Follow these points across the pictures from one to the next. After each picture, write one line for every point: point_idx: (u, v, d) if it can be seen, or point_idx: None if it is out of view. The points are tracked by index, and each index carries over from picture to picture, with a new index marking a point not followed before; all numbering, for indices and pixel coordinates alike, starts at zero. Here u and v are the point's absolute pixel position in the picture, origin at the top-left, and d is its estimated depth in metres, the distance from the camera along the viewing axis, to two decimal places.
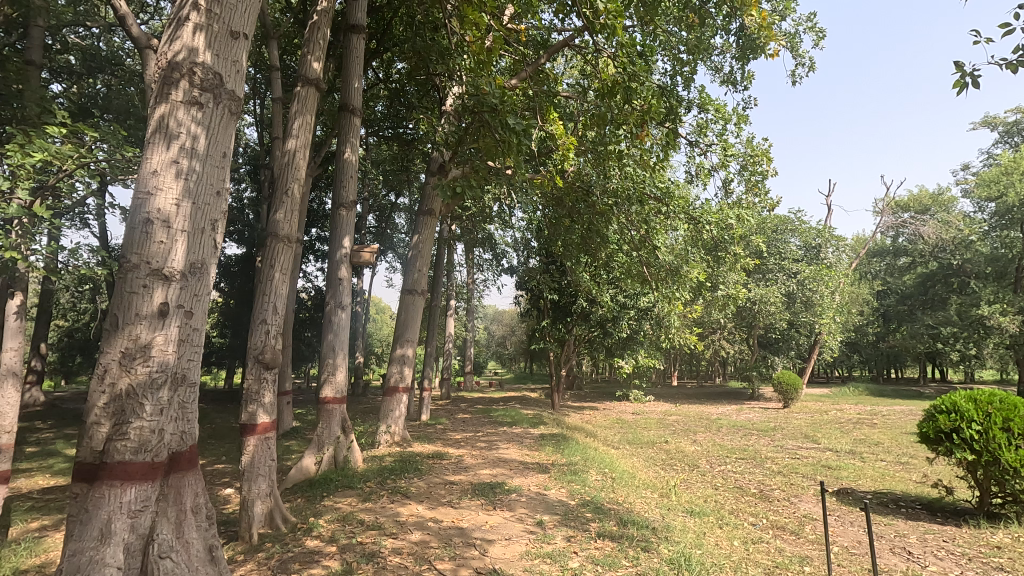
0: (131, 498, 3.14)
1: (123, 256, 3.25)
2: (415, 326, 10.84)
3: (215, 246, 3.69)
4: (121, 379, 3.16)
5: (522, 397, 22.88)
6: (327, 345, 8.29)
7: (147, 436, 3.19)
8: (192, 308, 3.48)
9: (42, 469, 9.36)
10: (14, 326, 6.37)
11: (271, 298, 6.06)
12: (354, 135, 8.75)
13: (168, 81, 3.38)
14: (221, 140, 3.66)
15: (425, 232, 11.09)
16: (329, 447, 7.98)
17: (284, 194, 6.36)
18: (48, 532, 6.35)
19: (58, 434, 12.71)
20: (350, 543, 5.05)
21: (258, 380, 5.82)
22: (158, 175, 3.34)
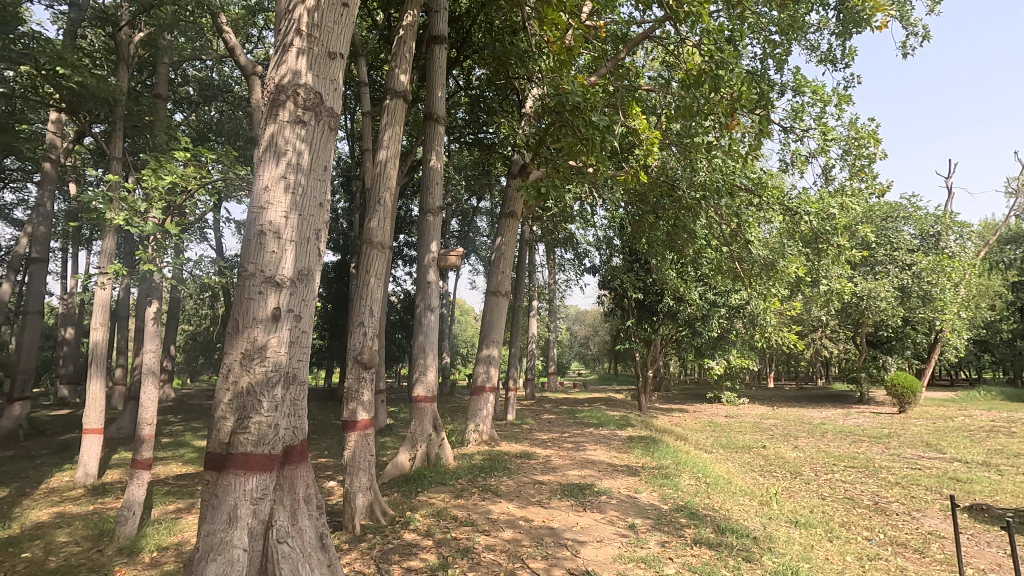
0: (253, 486, 3.44)
1: (242, 266, 3.58)
2: (500, 327, 11.02)
3: (320, 254, 3.95)
4: (242, 378, 3.47)
5: (607, 399, 22.53)
6: (418, 347, 8.61)
7: (264, 430, 3.47)
8: (301, 312, 3.75)
9: (175, 458, 10.47)
10: (152, 331, 7.19)
11: (368, 303, 6.41)
12: (439, 143, 9.05)
13: (277, 104, 3.69)
14: (323, 155, 3.92)
15: (508, 235, 11.24)
16: (422, 444, 8.29)
17: (376, 203, 6.70)
18: (182, 514, 7.09)
19: (186, 427, 14.18)
20: (446, 538, 5.22)
21: (357, 380, 6.16)
22: (269, 191, 3.64)
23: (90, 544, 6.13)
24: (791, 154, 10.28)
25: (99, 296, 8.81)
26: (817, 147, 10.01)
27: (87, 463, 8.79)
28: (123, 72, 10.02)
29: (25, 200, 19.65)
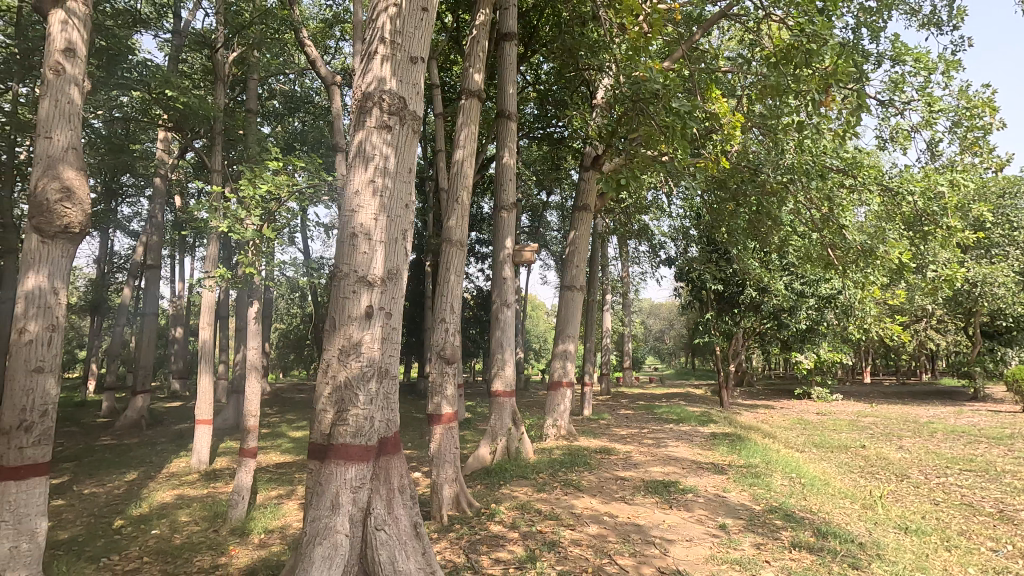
0: (352, 475, 3.63)
1: (336, 266, 3.77)
2: (575, 321, 10.96)
3: (406, 254, 4.09)
4: (340, 372, 3.66)
5: (686, 394, 21.87)
6: (495, 342, 8.72)
7: (361, 422, 3.64)
8: (392, 309, 3.90)
9: (274, 447, 11.25)
10: (254, 329, 7.76)
11: (449, 299, 6.58)
12: (512, 139, 9.10)
13: (364, 110, 3.86)
14: (408, 157, 4.05)
15: (582, 228, 11.13)
16: (502, 438, 8.40)
17: (454, 202, 6.84)
18: (284, 499, 7.63)
19: (282, 419, 15.18)
20: (531, 531, 5.28)
21: (441, 375, 6.35)
22: (359, 194, 3.81)
23: (207, 524, 6.72)
24: (890, 130, 9.45)
25: (206, 298, 9.58)
26: (922, 120, 9.15)
27: (200, 450, 9.62)
28: (222, 91, 10.83)
29: (140, 212, 21.77)
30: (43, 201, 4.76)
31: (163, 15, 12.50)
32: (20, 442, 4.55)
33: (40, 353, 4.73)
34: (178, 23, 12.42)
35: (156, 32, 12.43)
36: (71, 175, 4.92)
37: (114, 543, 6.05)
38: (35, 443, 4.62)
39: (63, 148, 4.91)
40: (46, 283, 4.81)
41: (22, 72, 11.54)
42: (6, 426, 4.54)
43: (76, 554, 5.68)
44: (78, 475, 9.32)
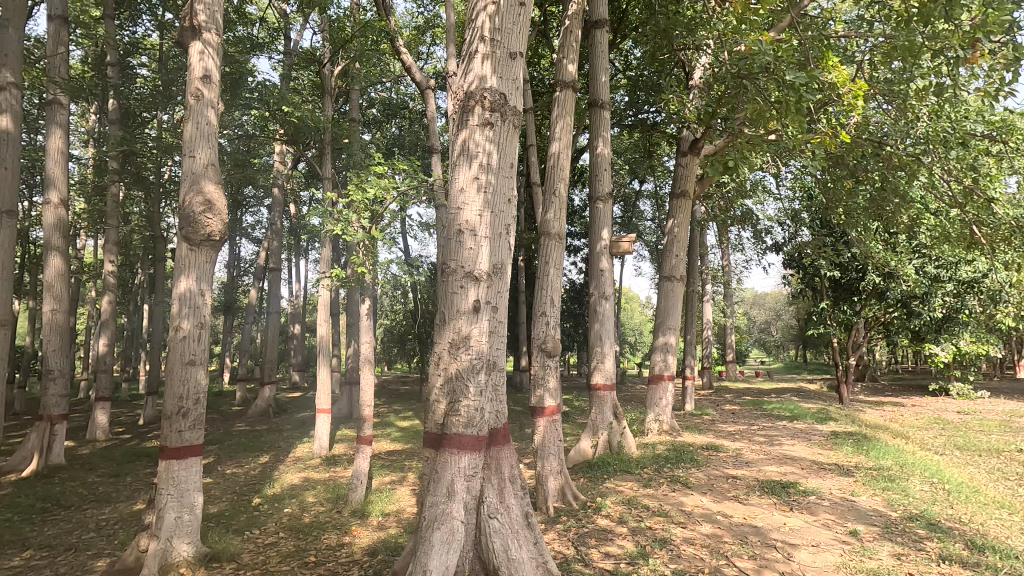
0: (465, 464, 3.73)
1: (444, 263, 3.90)
2: (677, 312, 10.57)
3: (510, 249, 4.16)
4: (451, 364, 3.78)
5: (799, 390, 20.36)
6: (594, 335, 8.63)
7: (472, 413, 3.74)
8: (498, 303, 3.98)
9: (384, 436, 11.95)
10: (366, 324, 8.26)
11: (549, 292, 6.61)
12: (606, 128, 8.93)
13: (466, 109, 3.95)
14: (509, 152, 4.10)
15: (681, 216, 10.67)
16: (604, 432, 8.32)
17: (551, 194, 6.85)
18: (397, 485, 8.09)
19: (390, 409, 16.09)
20: (640, 527, 5.19)
21: (542, 367, 6.41)
22: (464, 191, 3.91)
23: (332, 505, 7.29)
24: None
25: (321, 297, 10.35)
26: None
27: (321, 437, 10.43)
28: (329, 103, 11.61)
29: (261, 221, 23.97)
30: (191, 213, 5.37)
31: (275, 38, 13.62)
32: (179, 426, 5.18)
33: (192, 348, 5.35)
34: (289, 44, 13.46)
35: (270, 54, 13.56)
36: (211, 189, 5.50)
37: (255, 518, 6.74)
38: (191, 427, 5.24)
39: (204, 164, 5.50)
40: (196, 286, 5.42)
41: (164, 101, 13.08)
42: (168, 411, 5.19)
43: (226, 526, 6.40)
44: (222, 457, 10.48)
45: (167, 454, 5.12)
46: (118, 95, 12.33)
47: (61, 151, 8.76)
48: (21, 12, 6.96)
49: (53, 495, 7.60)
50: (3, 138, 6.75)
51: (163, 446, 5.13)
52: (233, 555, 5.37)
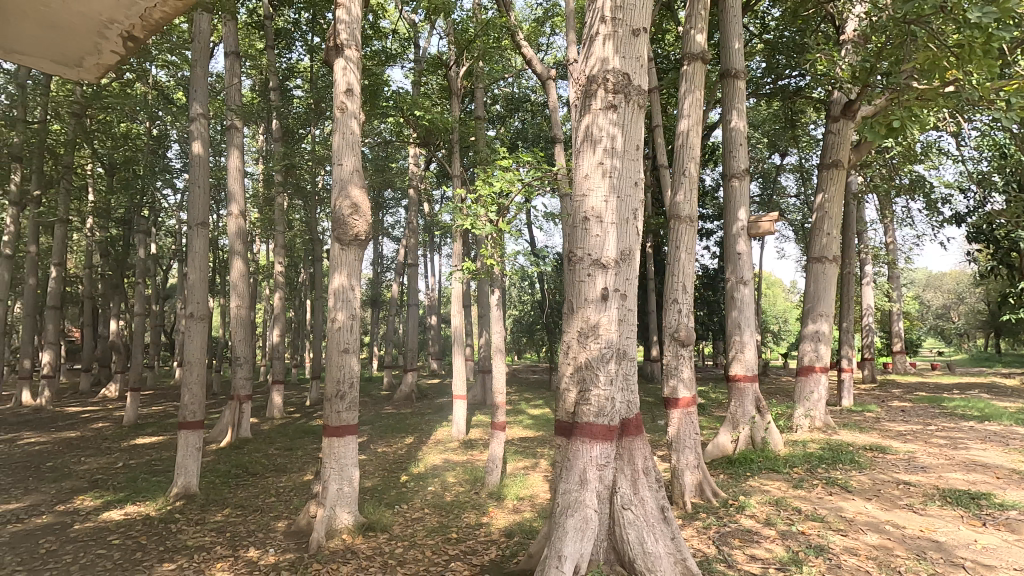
0: (598, 453, 3.69)
1: (571, 252, 3.89)
2: (829, 297, 9.51)
3: (638, 234, 4.03)
4: (580, 354, 3.76)
5: (990, 386, 17.29)
6: (731, 324, 8.07)
7: (604, 402, 3.67)
8: (627, 291, 3.88)
9: (516, 423, 12.32)
10: (496, 315, 8.52)
11: (680, 278, 6.32)
12: (741, 99, 8.27)
13: (589, 94, 3.88)
14: (635, 134, 3.96)
15: (833, 189, 9.54)
16: (745, 427, 7.72)
17: (681, 175, 6.51)
18: (530, 471, 8.29)
19: (521, 397, 16.55)
20: (791, 531, 4.77)
21: (676, 358, 6.15)
22: (589, 177, 3.85)
23: (470, 486, 7.68)
24: None
25: (455, 289, 10.89)
26: None
27: (459, 422, 11.01)
28: (457, 104, 12.14)
29: (400, 220, 25.88)
30: (340, 216, 5.94)
31: (407, 48, 14.54)
32: (338, 407, 5.78)
33: (346, 337, 5.95)
34: (418, 52, 14.31)
35: (402, 63, 14.51)
36: (356, 194, 6.02)
37: (404, 494, 7.33)
38: (347, 408, 5.82)
39: (350, 171, 6.04)
40: (347, 281, 6.00)
41: (316, 117, 14.63)
42: (329, 394, 5.82)
43: (379, 499, 7.05)
44: (374, 437, 11.54)
45: (329, 432, 5.75)
46: (280, 116, 14.05)
47: (238, 169, 10.18)
48: (205, 52, 8.18)
49: (243, 463, 8.94)
50: (195, 161, 8.00)
51: (326, 425, 5.76)
52: (386, 526, 5.90)
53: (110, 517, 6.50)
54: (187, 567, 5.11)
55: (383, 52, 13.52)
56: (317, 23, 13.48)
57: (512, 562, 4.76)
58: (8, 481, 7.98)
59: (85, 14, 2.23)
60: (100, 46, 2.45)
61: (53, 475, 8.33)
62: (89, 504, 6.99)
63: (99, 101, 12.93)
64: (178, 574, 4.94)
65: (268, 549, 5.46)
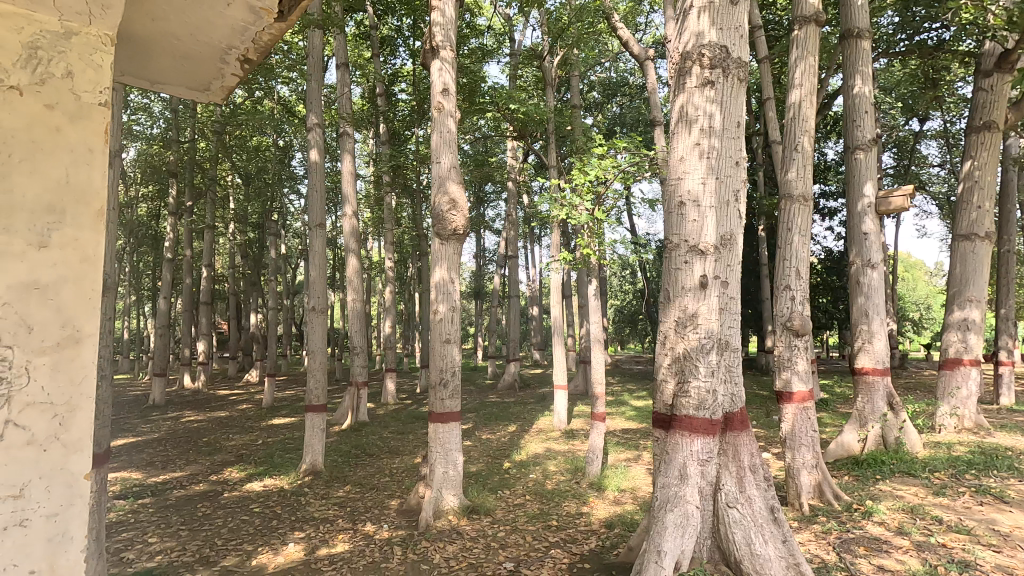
0: (699, 448, 3.53)
1: (667, 238, 3.76)
2: (980, 279, 8.33)
3: (741, 217, 3.80)
4: (678, 344, 3.61)
5: None
6: (857, 311, 7.34)
7: (704, 395, 3.51)
8: (728, 277, 3.66)
9: (619, 414, 12.13)
10: (594, 305, 8.42)
11: (794, 263, 5.85)
12: (865, 61, 7.46)
13: (683, 73, 3.71)
14: (736, 110, 3.71)
15: (984, 155, 8.30)
16: (874, 425, 6.95)
17: (793, 151, 6.01)
18: (632, 463, 8.14)
19: (624, 389, 16.23)
20: (929, 543, 4.27)
21: (789, 348, 5.71)
22: (684, 160, 3.69)
23: (571, 475, 7.70)
24: None
25: (554, 280, 10.90)
26: None
27: (560, 411, 11.07)
28: (552, 94, 12.07)
29: (501, 213, 26.36)
30: (440, 212, 6.19)
31: (502, 42, 14.70)
32: (442, 394, 6.08)
33: (448, 328, 6.22)
34: (513, 45, 14.41)
35: (498, 58, 14.71)
36: (454, 189, 6.23)
37: (507, 480, 7.53)
38: (450, 395, 6.09)
39: (448, 168, 6.27)
40: (448, 275, 6.26)
41: (419, 118, 15.29)
42: (434, 382, 6.13)
43: (483, 484, 7.31)
44: (479, 424, 11.96)
45: (435, 418, 6.05)
46: (387, 120, 14.89)
47: (351, 173, 10.94)
48: (319, 66, 8.87)
49: (361, 445, 9.68)
50: (313, 167, 8.72)
51: (432, 411, 6.09)
52: (489, 510, 6.10)
53: (252, 487, 7.37)
54: (314, 536, 5.66)
55: (480, 49, 13.81)
56: (418, 27, 14.05)
57: (611, 554, 4.72)
58: (174, 453, 9.32)
59: (209, 44, 2.53)
60: (223, 69, 2.76)
61: (208, 449, 9.60)
62: (235, 475, 7.97)
63: (234, 118, 14.50)
64: (306, 543, 5.48)
65: (383, 525, 5.89)
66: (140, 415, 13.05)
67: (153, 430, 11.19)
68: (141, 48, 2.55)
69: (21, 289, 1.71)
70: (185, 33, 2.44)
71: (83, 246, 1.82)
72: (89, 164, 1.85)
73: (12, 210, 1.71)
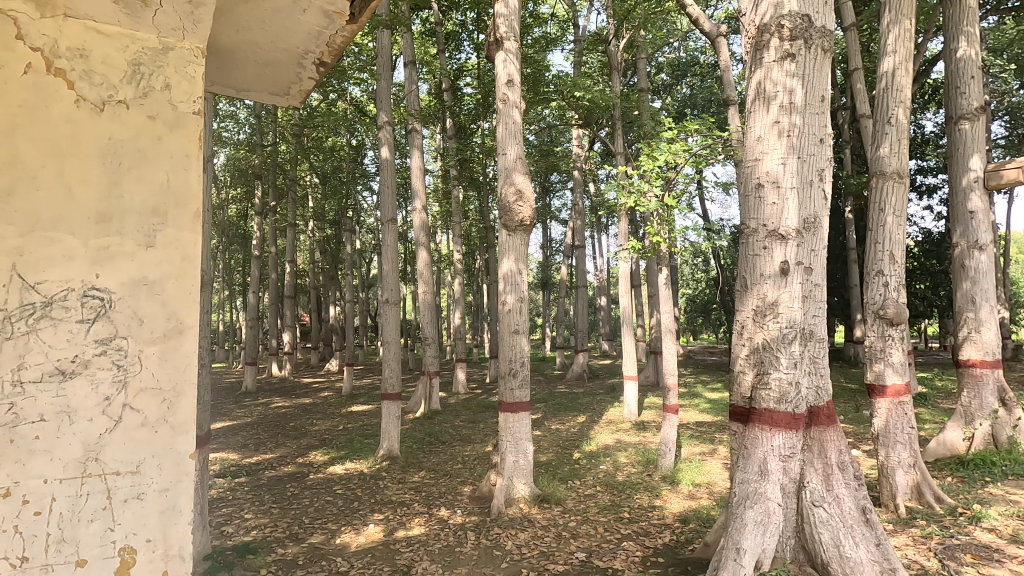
0: (781, 443, 3.34)
1: (743, 223, 3.58)
2: None
3: (826, 198, 3.56)
4: (757, 334, 3.43)
5: None
6: (962, 298, 6.71)
7: (785, 388, 3.31)
8: (812, 263, 3.45)
9: (692, 406, 11.77)
10: (665, 294, 8.17)
11: (887, 246, 5.41)
12: (971, 20, 6.74)
13: (760, 46, 3.50)
14: (820, 83, 3.47)
15: None
16: (983, 422, 6.32)
17: (886, 124, 5.54)
18: (707, 457, 7.89)
19: (697, 380, 15.71)
20: None
21: (882, 338, 5.30)
22: (762, 140, 3.49)
23: (643, 467, 7.57)
24: None
25: (622, 269, 10.68)
26: None
27: (630, 403, 10.89)
28: (617, 79, 11.76)
29: (567, 203, 26.16)
30: (507, 203, 6.20)
31: (566, 29, 14.50)
32: (511, 384, 6.14)
33: (516, 319, 6.28)
34: (578, 32, 14.16)
35: (562, 46, 14.53)
36: (520, 180, 6.23)
37: (577, 470, 7.53)
38: (520, 385, 6.14)
39: (514, 159, 6.28)
40: (515, 266, 6.29)
41: (484, 111, 15.39)
42: (503, 372, 6.21)
43: (554, 473, 7.34)
44: (548, 414, 12.01)
45: (505, 408, 6.12)
46: (453, 115, 15.12)
47: (420, 168, 11.19)
48: (387, 65, 9.13)
49: (434, 432, 9.99)
50: (384, 164, 9.00)
51: (501, 401, 6.16)
52: (560, 499, 6.12)
53: (334, 471, 7.80)
54: (392, 518, 5.92)
55: (543, 38, 13.72)
56: (481, 21, 14.14)
57: (687, 549, 4.61)
58: (265, 436, 10.03)
59: (288, 50, 2.66)
60: (300, 74, 2.90)
61: (294, 433, 10.25)
62: (320, 458, 8.46)
63: (311, 121, 15.25)
64: (385, 524, 5.74)
65: (457, 510, 6.06)
66: (235, 401, 14.12)
67: (247, 415, 12.09)
68: (229, 58, 2.72)
69: (131, 286, 1.90)
70: (266, 41, 2.58)
71: (185, 245, 1.98)
72: (186, 168, 2.01)
73: (124, 214, 1.89)
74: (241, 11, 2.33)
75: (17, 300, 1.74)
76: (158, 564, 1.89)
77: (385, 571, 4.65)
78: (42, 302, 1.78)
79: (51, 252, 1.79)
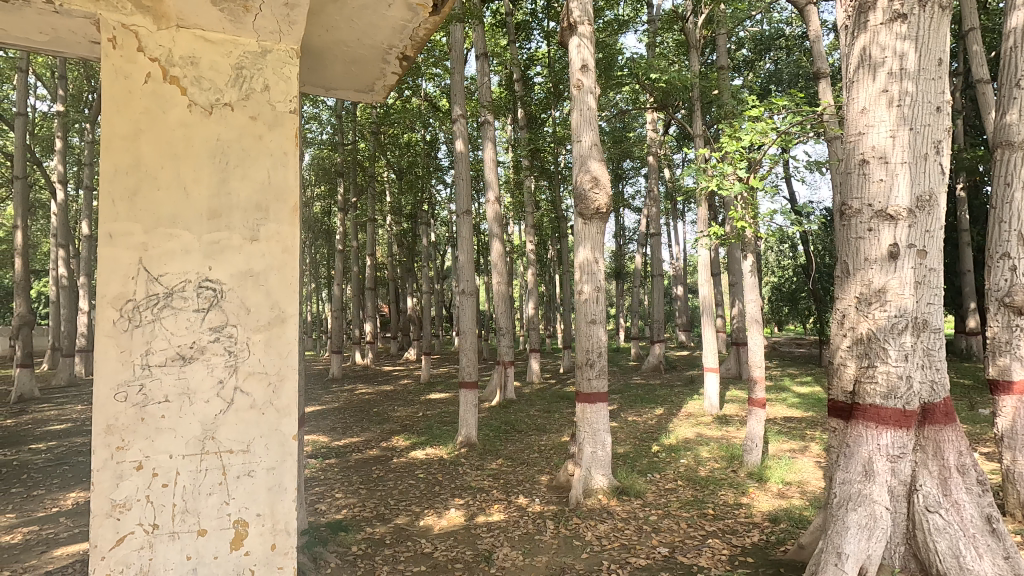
0: (888, 442, 3.07)
1: (844, 203, 3.31)
2: None
3: (944, 173, 3.20)
4: (861, 324, 3.17)
5: None
6: None
7: (894, 382, 3.02)
8: (926, 246, 3.12)
9: (780, 401, 11.09)
10: (750, 282, 7.68)
11: (1014, 223, 4.81)
12: None
13: (865, 8, 3.22)
14: (937, 45, 3.13)
15: None
16: None
17: (1013, 87, 4.91)
18: (797, 454, 7.44)
19: (784, 373, 14.82)
20: None
21: (1008, 328, 4.74)
22: (867, 111, 3.21)
23: (726, 463, 7.26)
24: None
25: (702, 257, 10.23)
26: None
27: (711, 396, 10.47)
28: (695, 57, 11.16)
29: (641, 191, 25.43)
30: (582, 191, 6.09)
31: (639, 10, 13.96)
32: (589, 374, 6.07)
33: (593, 309, 6.19)
34: (652, 11, 13.61)
35: (636, 27, 14.05)
36: (596, 167, 6.09)
37: (656, 464, 7.34)
38: (597, 375, 6.05)
39: (589, 146, 6.15)
40: (592, 255, 6.21)
41: (555, 100, 15.22)
42: (580, 361, 6.14)
43: (632, 466, 7.22)
44: (624, 407, 11.77)
45: (582, 398, 6.06)
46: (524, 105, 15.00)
47: (492, 160, 11.21)
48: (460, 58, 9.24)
49: (510, 422, 10.09)
50: (459, 157, 9.11)
51: (579, 391, 6.12)
52: (640, 492, 6.00)
53: (416, 455, 8.09)
54: (472, 503, 6.06)
55: (615, 21, 13.38)
56: (551, 8, 13.99)
57: (778, 550, 4.40)
58: (351, 420, 10.58)
59: (373, 46, 2.73)
60: (384, 69, 2.98)
61: (377, 419, 10.72)
62: (402, 443, 8.81)
63: (388, 119, 15.77)
64: (465, 509, 5.89)
65: (534, 499, 6.10)
66: (323, 387, 15.00)
67: (334, 400, 12.79)
68: (319, 58, 2.84)
69: (239, 278, 2.03)
70: (354, 39, 2.67)
71: (285, 239, 2.10)
72: (285, 165, 2.11)
73: (232, 210, 2.02)
74: (332, 11, 2.42)
75: (145, 292, 1.92)
76: (267, 537, 2.02)
77: (467, 555, 4.77)
78: (164, 292, 1.94)
79: (170, 247, 1.95)
